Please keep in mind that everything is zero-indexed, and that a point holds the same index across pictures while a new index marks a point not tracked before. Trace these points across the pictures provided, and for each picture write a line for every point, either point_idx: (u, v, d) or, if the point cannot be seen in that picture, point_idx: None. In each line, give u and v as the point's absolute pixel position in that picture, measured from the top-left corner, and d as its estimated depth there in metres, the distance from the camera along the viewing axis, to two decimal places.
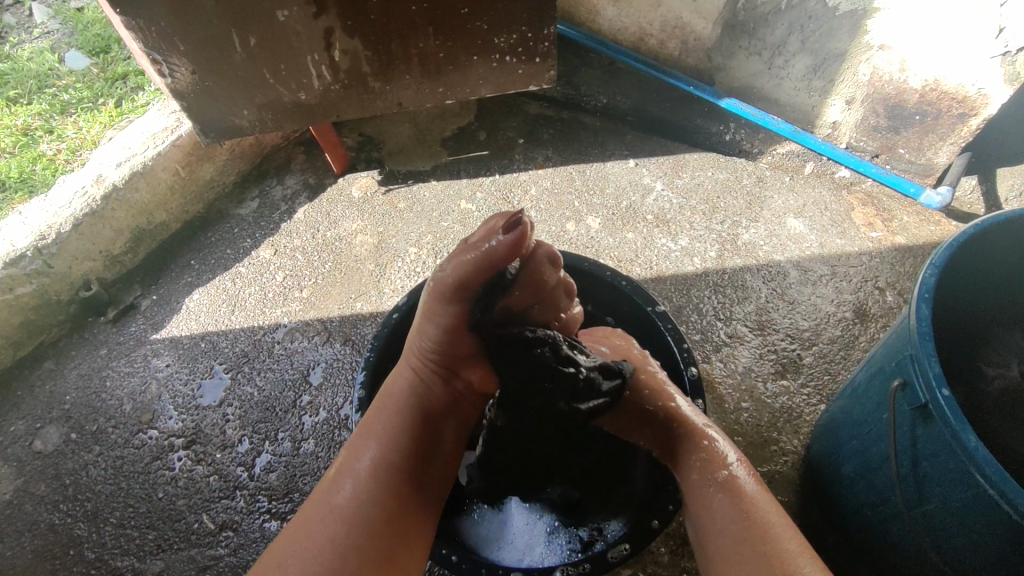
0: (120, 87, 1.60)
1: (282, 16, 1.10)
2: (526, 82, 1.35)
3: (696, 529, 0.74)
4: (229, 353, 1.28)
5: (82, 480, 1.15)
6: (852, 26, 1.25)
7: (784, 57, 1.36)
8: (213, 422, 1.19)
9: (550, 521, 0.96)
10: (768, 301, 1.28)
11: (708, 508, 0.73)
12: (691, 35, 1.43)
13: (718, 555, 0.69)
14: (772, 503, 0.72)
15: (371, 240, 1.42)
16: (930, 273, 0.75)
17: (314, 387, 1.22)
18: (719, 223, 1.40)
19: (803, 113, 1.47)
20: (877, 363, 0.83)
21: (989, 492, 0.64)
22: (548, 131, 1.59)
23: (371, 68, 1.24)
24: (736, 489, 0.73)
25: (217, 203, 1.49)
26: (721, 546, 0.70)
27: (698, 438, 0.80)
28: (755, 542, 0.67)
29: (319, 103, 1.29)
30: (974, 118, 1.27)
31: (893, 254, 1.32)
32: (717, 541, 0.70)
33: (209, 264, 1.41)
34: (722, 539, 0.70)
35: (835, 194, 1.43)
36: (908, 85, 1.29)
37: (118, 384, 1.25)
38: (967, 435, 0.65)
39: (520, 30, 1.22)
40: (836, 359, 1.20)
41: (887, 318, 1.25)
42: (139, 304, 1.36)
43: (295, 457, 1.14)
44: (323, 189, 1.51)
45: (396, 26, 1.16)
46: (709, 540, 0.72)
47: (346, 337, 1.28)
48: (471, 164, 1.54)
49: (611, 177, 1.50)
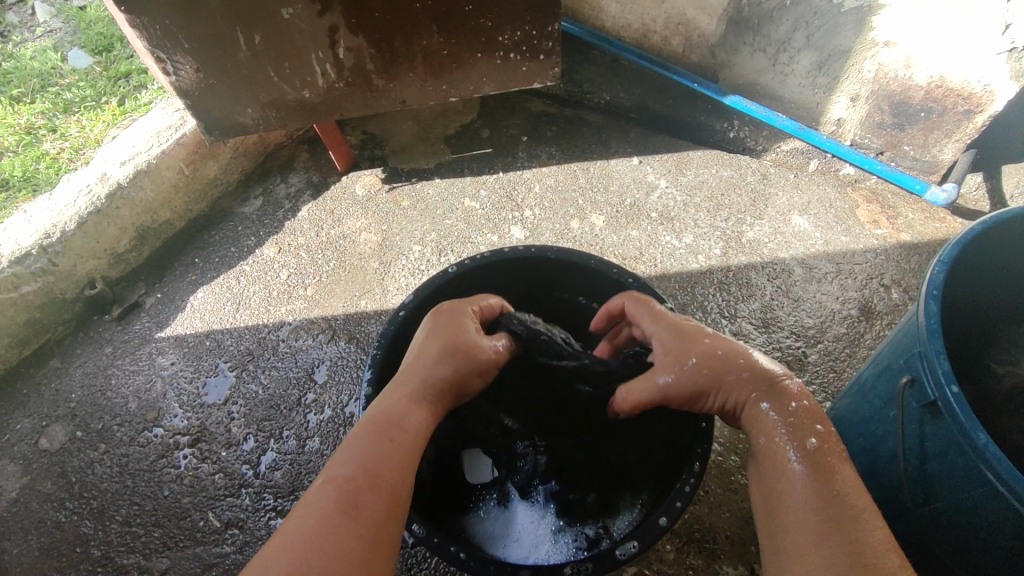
0: (124, 85, 1.60)
1: (286, 14, 1.10)
2: (530, 80, 1.35)
3: (765, 503, 0.65)
4: (233, 351, 1.28)
5: (88, 478, 1.15)
6: (857, 23, 1.24)
7: (788, 54, 1.36)
8: (218, 420, 1.19)
9: (555, 518, 0.95)
10: (773, 299, 1.28)
11: (783, 487, 0.63)
12: (695, 32, 1.43)
13: (789, 539, 0.59)
14: (853, 482, 0.62)
15: (375, 238, 1.42)
16: (939, 270, 0.75)
17: (319, 385, 1.22)
18: (723, 221, 1.40)
19: (807, 111, 1.47)
20: (884, 360, 0.83)
21: (999, 490, 0.64)
22: (552, 129, 1.59)
23: (375, 66, 1.24)
24: (823, 466, 0.63)
25: (221, 201, 1.49)
26: (798, 528, 0.59)
27: (784, 405, 0.68)
28: (836, 531, 0.57)
29: (323, 101, 1.29)
30: (980, 115, 1.27)
31: (898, 251, 1.32)
32: (793, 524, 0.60)
33: (214, 262, 1.41)
34: (801, 522, 0.60)
35: (840, 191, 1.43)
36: (913, 81, 1.29)
37: (123, 382, 1.25)
38: (978, 433, 0.65)
39: (524, 27, 1.22)
40: (841, 356, 1.20)
41: (892, 316, 1.24)
42: (143, 303, 1.36)
43: (300, 455, 1.14)
44: (327, 187, 1.51)
45: (400, 23, 1.16)
46: (780, 511, 0.62)
47: (350, 335, 1.28)
48: (474, 162, 1.54)
49: (615, 175, 1.49)
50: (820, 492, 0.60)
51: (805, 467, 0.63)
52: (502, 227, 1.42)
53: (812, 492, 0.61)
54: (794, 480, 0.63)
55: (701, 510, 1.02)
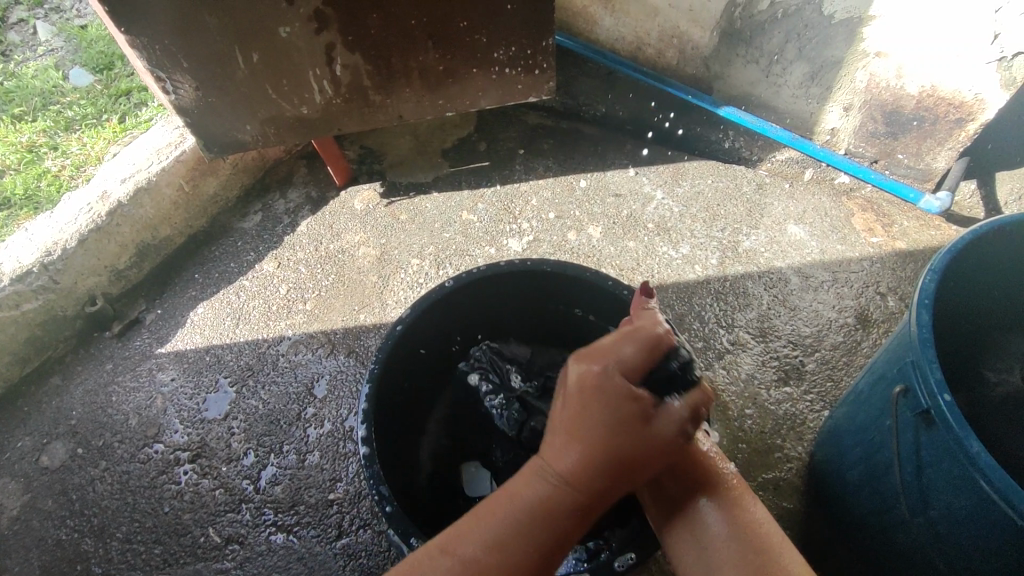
0: (124, 103, 1.62)
1: (284, 32, 1.11)
2: (527, 94, 1.36)
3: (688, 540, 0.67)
4: (234, 366, 1.28)
5: (89, 495, 1.15)
6: (848, 34, 1.26)
7: (781, 65, 1.37)
8: (218, 436, 1.19)
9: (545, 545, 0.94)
10: (770, 308, 1.28)
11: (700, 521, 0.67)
12: (688, 44, 1.44)
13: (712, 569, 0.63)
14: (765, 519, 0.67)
15: (374, 252, 1.43)
16: (930, 279, 0.75)
17: (319, 399, 1.23)
18: (719, 231, 1.41)
19: (802, 120, 1.48)
20: (879, 369, 0.83)
21: (993, 497, 0.64)
22: (548, 142, 1.61)
23: (372, 82, 1.26)
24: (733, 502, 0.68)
25: (221, 217, 1.50)
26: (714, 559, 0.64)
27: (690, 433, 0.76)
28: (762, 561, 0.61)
29: (321, 117, 1.30)
30: (971, 123, 1.29)
31: (894, 259, 1.33)
32: (717, 557, 0.64)
33: (214, 278, 1.42)
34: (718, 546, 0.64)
35: (835, 200, 1.44)
36: (905, 91, 1.30)
37: (124, 399, 1.26)
38: (970, 441, 0.65)
39: (519, 43, 1.24)
40: (839, 365, 1.20)
41: (888, 324, 1.25)
42: (144, 319, 1.37)
43: (300, 469, 1.15)
44: (326, 203, 1.52)
45: (396, 40, 1.18)
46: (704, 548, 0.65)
47: (350, 349, 1.29)
48: (472, 176, 1.55)
49: (611, 186, 1.51)
50: (734, 527, 0.65)
51: (713, 494, 0.69)
52: (500, 240, 1.43)
53: (729, 528, 0.65)
54: (707, 513, 0.67)
55: None
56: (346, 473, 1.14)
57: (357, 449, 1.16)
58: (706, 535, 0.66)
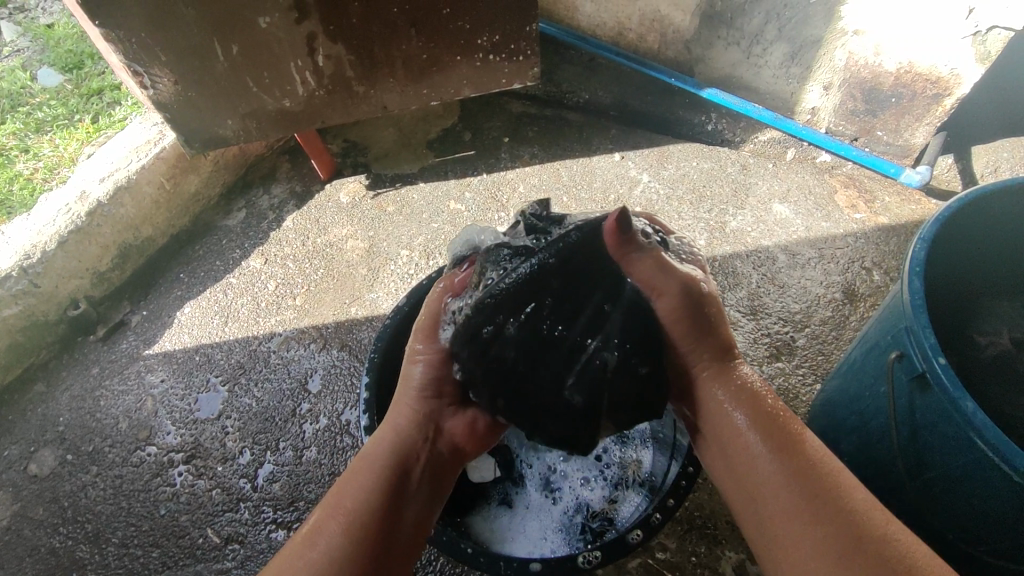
0: (96, 103, 1.58)
1: (264, 23, 1.09)
2: (511, 81, 1.36)
3: (748, 491, 0.68)
4: (225, 365, 1.26)
5: (81, 501, 1.13)
6: (826, 13, 1.28)
7: (761, 46, 1.39)
8: (213, 435, 1.18)
9: (557, 540, 0.89)
10: (759, 286, 1.30)
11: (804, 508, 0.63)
12: (669, 28, 1.45)
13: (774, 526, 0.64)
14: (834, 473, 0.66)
15: (362, 245, 1.42)
16: (920, 248, 0.77)
17: (313, 394, 1.21)
18: (706, 212, 1.42)
19: (782, 101, 1.50)
20: (872, 337, 0.85)
21: (989, 456, 0.66)
22: (533, 129, 1.60)
23: (356, 73, 1.24)
24: (776, 431, 0.70)
25: (204, 215, 1.47)
26: (762, 484, 0.67)
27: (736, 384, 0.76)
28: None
29: (304, 109, 1.29)
30: (948, 98, 1.31)
31: (877, 234, 1.35)
32: (775, 506, 0.65)
33: (199, 277, 1.39)
34: (789, 525, 0.63)
35: (818, 178, 1.46)
36: (883, 68, 1.32)
37: (113, 403, 1.23)
38: (966, 401, 0.66)
39: (502, 30, 1.24)
40: (828, 340, 1.22)
41: (875, 297, 1.27)
42: (129, 321, 1.34)
43: (298, 465, 1.14)
44: (310, 197, 1.50)
45: (379, 29, 1.17)
46: (760, 493, 0.67)
47: (342, 343, 1.28)
48: (458, 165, 1.54)
49: (598, 171, 1.51)
50: (806, 492, 0.64)
51: (769, 438, 0.70)
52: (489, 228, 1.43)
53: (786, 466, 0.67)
54: (762, 457, 0.69)
55: (701, 498, 1.03)
56: (345, 466, 1.13)
57: (355, 442, 1.16)
58: (760, 475, 0.68)
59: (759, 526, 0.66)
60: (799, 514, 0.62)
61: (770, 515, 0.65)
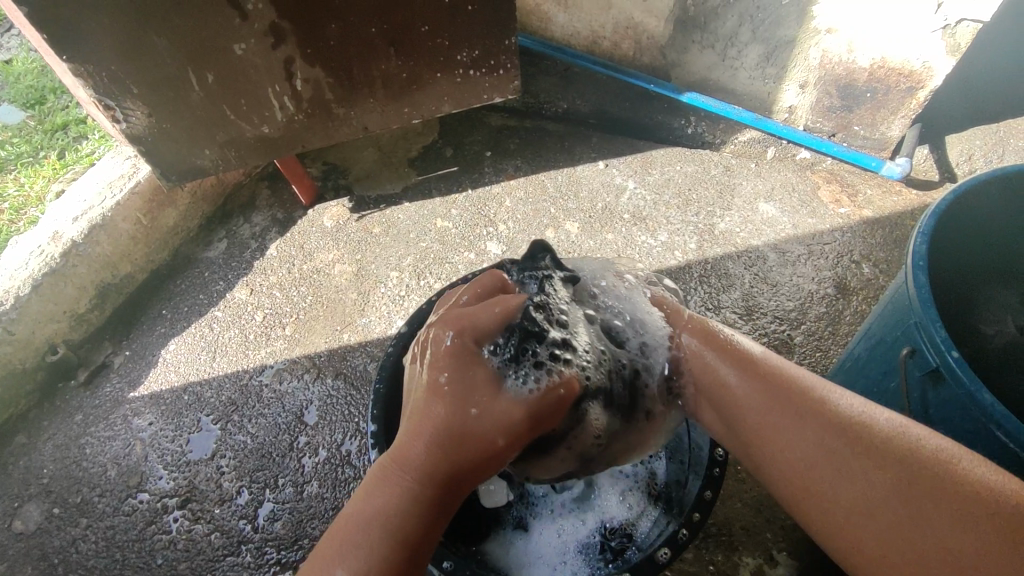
0: (62, 138, 1.53)
1: (239, 50, 1.07)
2: (491, 95, 1.35)
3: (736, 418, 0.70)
4: (215, 402, 1.22)
5: (72, 557, 1.08)
6: (799, 14, 1.30)
7: (736, 48, 1.40)
8: (208, 477, 1.13)
9: (577, 563, 0.87)
10: (752, 286, 1.30)
11: (787, 432, 0.64)
12: (644, 34, 1.46)
13: (771, 446, 0.65)
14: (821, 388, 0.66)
15: (350, 269, 1.39)
16: (920, 242, 0.77)
17: (311, 426, 1.18)
18: (694, 215, 1.43)
19: (759, 101, 1.52)
20: (876, 333, 0.85)
21: (1010, 447, 0.65)
22: (514, 141, 1.59)
23: (335, 95, 1.22)
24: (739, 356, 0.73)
25: (183, 248, 1.43)
26: (739, 404, 0.69)
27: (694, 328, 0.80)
28: (891, 479, 0.56)
29: (283, 135, 1.26)
30: (921, 90, 1.34)
31: (863, 227, 1.37)
32: (758, 424, 0.67)
33: (183, 312, 1.35)
34: (784, 439, 0.64)
35: (800, 175, 1.48)
36: (857, 65, 1.35)
37: (99, 450, 1.18)
38: (983, 393, 0.66)
39: (481, 45, 1.23)
40: (824, 335, 1.23)
41: (867, 290, 1.28)
42: (111, 363, 1.29)
43: (300, 501, 1.10)
44: (293, 223, 1.47)
45: (356, 50, 1.15)
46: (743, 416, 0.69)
47: (337, 371, 1.24)
48: (442, 182, 1.53)
49: (583, 181, 1.50)
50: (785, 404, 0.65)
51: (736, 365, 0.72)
52: (479, 244, 1.41)
53: (750, 384, 0.69)
54: (734, 380, 0.71)
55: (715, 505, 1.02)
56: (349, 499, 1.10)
57: (358, 473, 1.12)
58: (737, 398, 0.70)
59: (756, 451, 0.67)
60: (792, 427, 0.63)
61: (760, 433, 0.66)
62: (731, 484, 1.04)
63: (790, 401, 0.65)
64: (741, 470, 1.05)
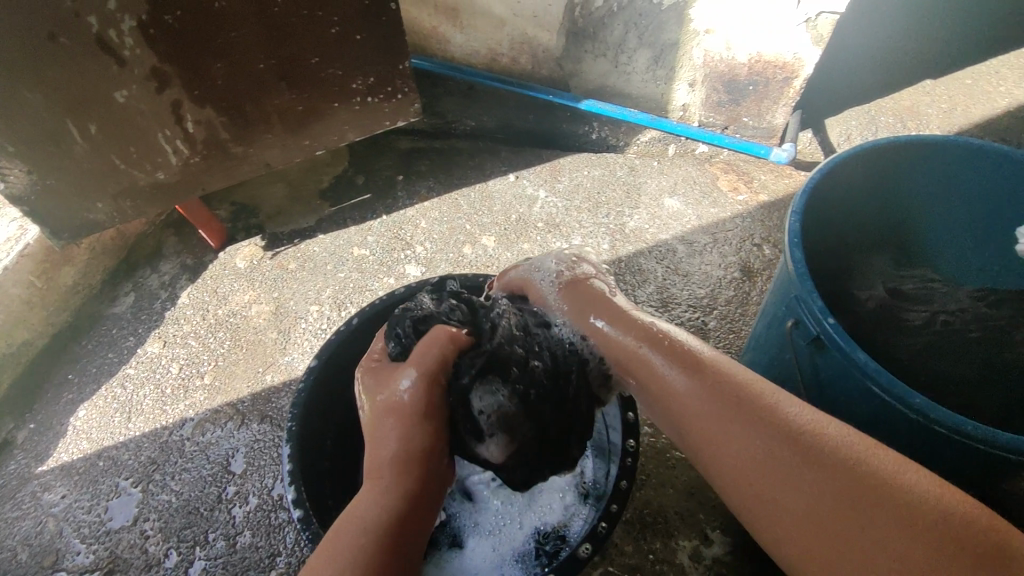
0: None
1: (121, 97, 1.03)
2: (393, 119, 1.36)
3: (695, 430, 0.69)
4: (134, 464, 1.16)
5: None
6: (678, 17, 1.37)
7: (626, 55, 1.47)
8: (131, 544, 1.07)
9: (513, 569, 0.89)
10: (666, 279, 1.35)
11: (744, 439, 0.63)
12: (539, 48, 1.51)
13: (732, 455, 0.64)
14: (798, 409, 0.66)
15: (268, 308, 1.36)
16: (794, 220, 0.82)
17: (238, 475, 1.14)
18: (605, 217, 1.47)
19: (654, 102, 1.58)
20: (769, 311, 0.90)
21: (887, 400, 0.70)
22: (425, 163, 1.60)
23: (230, 134, 1.20)
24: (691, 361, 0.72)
25: (86, 307, 1.36)
26: (698, 415, 0.68)
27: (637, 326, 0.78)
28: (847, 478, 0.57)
29: (180, 179, 1.23)
30: (796, 80, 1.44)
31: (761, 211, 1.45)
32: (719, 433, 0.66)
33: (90, 374, 1.28)
34: (748, 448, 0.63)
35: (699, 168, 1.55)
36: (736, 61, 1.43)
37: (8, 533, 1.10)
38: (858, 353, 0.71)
39: (375, 72, 1.24)
40: (736, 318, 1.29)
41: (770, 270, 1.36)
42: (15, 438, 1.21)
43: (233, 555, 1.05)
44: (204, 268, 1.43)
45: (246, 88, 1.13)
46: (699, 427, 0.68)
47: (262, 415, 1.21)
48: (356, 211, 1.52)
49: (495, 195, 1.53)
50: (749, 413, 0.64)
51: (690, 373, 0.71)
52: (397, 268, 1.41)
53: (706, 388, 0.69)
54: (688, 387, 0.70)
55: (648, 494, 1.05)
56: (284, 544, 1.06)
57: (292, 516, 1.09)
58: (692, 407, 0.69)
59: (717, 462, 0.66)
60: (759, 438, 0.63)
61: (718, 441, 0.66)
62: (662, 473, 1.07)
63: (747, 408, 0.65)
64: (669, 458, 1.09)
